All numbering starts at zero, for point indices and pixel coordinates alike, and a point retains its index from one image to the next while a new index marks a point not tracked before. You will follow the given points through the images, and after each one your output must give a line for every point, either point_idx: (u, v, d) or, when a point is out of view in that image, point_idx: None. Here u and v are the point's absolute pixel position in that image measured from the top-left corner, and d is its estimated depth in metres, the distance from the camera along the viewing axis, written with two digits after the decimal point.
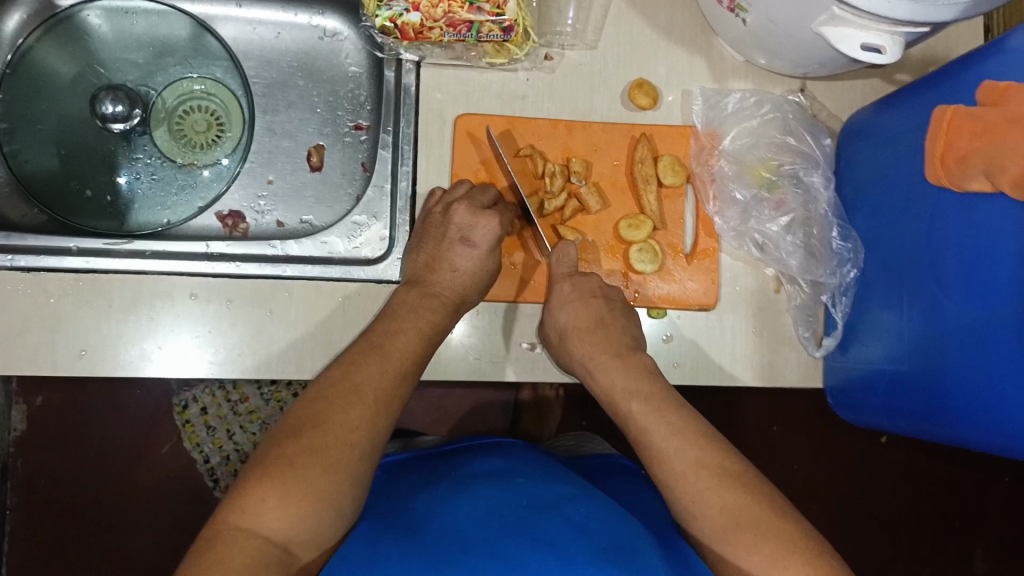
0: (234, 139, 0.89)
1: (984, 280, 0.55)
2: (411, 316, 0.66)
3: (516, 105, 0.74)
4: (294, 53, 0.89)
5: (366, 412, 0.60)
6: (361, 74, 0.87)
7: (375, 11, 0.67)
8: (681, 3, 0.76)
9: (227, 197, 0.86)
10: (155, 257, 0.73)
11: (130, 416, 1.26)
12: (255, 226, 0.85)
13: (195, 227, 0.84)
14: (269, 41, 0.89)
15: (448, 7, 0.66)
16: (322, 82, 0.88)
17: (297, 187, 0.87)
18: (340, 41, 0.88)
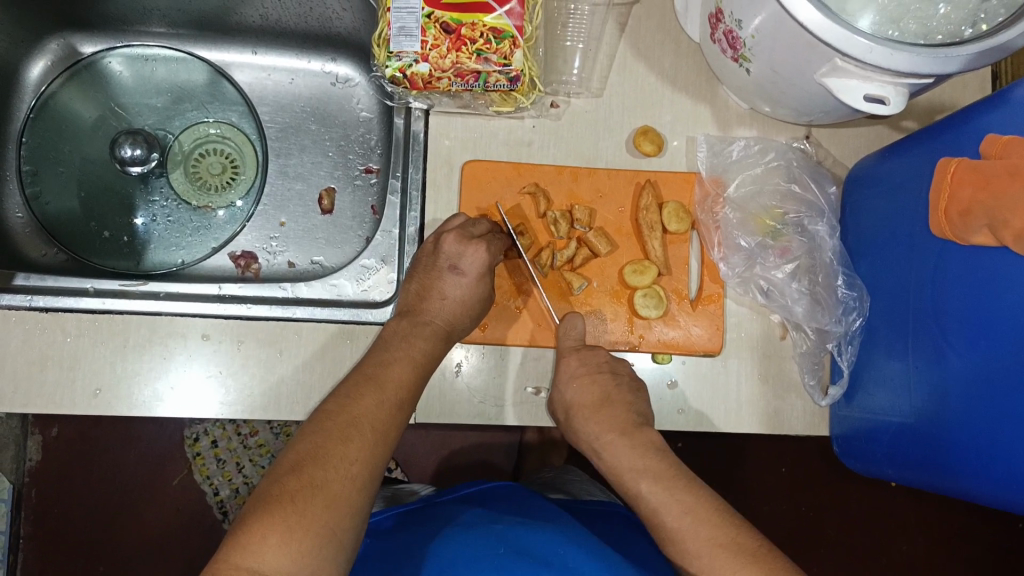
0: (249, 182, 0.91)
1: (990, 332, 0.55)
2: (410, 348, 0.66)
3: (523, 152, 0.75)
4: (307, 98, 0.91)
5: (365, 445, 0.60)
6: (372, 119, 0.89)
7: (386, 61, 0.69)
8: (685, 52, 0.77)
9: (240, 238, 0.88)
10: (168, 296, 0.75)
11: (142, 448, 1.27)
12: (267, 266, 0.86)
13: (210, 266, 0.86)
14: (284, 87, 0.91)
15: (456, 58, 0.68)
16: (334, 126, 0.90)
17: (308, 229, 0.88)
18: (352, 87, 0.90)
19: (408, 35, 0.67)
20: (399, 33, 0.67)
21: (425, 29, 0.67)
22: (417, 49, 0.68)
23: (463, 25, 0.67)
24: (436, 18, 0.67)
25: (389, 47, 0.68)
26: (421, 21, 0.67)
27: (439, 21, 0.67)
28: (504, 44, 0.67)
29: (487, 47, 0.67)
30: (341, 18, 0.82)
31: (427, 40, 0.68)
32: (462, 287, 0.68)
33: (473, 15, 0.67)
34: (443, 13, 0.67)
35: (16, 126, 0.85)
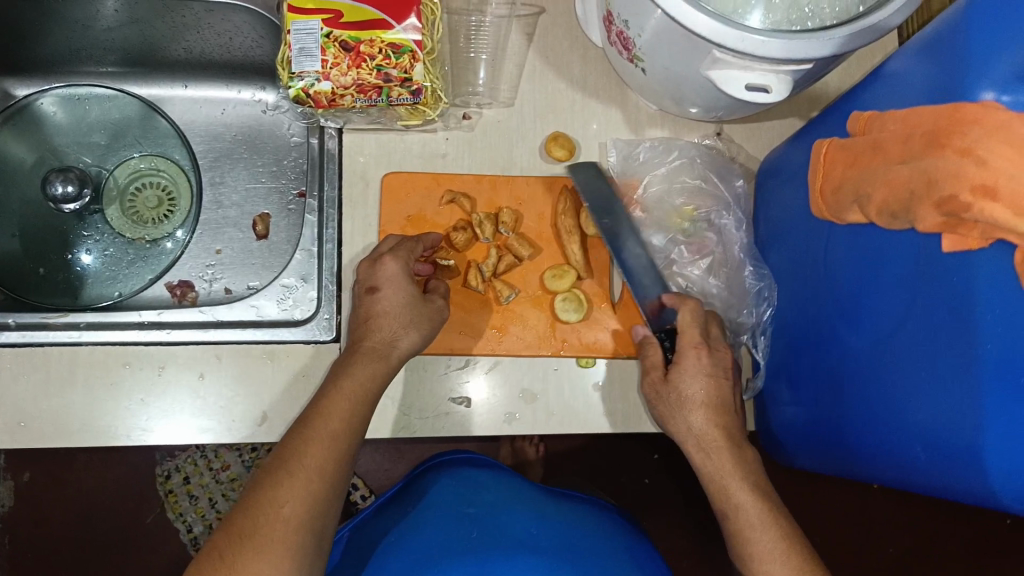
0: (183, 212, 0.93)
1: (870, 294, 0.53)
2: (355, 380, 0.63)
3: (436, 162, 0.76)
4: (239, 128, 0.93)
5: (298, 483, 0.57)
6: (303, 142, 0.91)
7: (288, 82, 0.70)
8: (593, 57, 0.78)
9: (178, 267, 0.89)
10: (92, 326, 0.76)
11: (114, 488, 1.27)
12: (204, 295, 0.88)
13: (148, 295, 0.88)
14: (216, 118, 0.93)
15: (357, 75, 0.69)
16: (266, 152, 0.92)
17: (244, 254, 0.89)
18: (281, 113, 0.92)
19: (309, 56, 0.69)
20: (299, 53, 0.69)
21: (325, 48, 0.69)
22: (317, 68, 0.69)
23: (360, 42, 0.69)
24: (335, 37, 0.69)
25: (290, 67, 0.69)
26: (320, 40, 0.69)
27: (338, 40, 0.69)
28: (404, 59, 0.69)
29: (387, 62, 0.69)
30: (260, 47, 0.85)
31: (328, 60, 0.69)
32: (391, 299, 0.66)
33: (370, 32, 0.69)
34: (341, 32, 0.69)
35: None
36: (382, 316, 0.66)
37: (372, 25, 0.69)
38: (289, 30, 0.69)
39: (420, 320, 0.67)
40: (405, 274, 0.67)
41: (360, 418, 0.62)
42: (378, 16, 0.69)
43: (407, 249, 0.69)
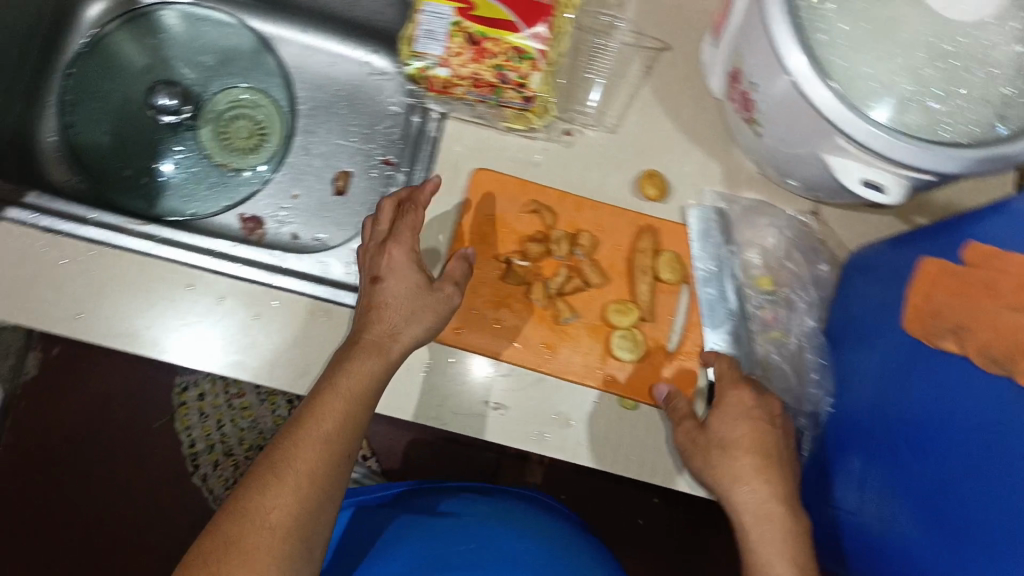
0: (272, 150, 0.94)
1: (931, 442, 0.53)
2: (351, 377, 0.60)
3: (527, 170, 0.76)
4: (343, 84, 0.94)
5: (285, 488, 0.54)
6: (400, 113, 0.92)
7: (407, 60, 0.71)
8: (707, 107, 0.77)
9: (254, 203, 0.92)
10: (164, 242, 0.78)
11: (133, 387, 1.31)
12: (271, 233, 0.90)
13: (219, 222, 0.90)
14: (324, 69, 0.95)
15: (475, 69, 0.70)
16: (362, 113, 0.93)
17: (319, 206, 0.92)
18: (385, 79, 0.93)
19: (434, 40, 0.69)
20: (425, 35, 0.70)
21: (450, 36, 0.69)
22: (439, 54, 0.70)
23: (485, 39, 0.69)
24: (462, 28, 0.69)
25: (413, 46, 0.70)
26: (447, 27, 0.69)
27: (465, 32, 0.69)
28: (524, 64, 0.70)
29: (507, 65, 0.70)
30: (385, 13, 0.86)
31: (451, 48, 0.70)
32: (394, 281, 0.64)
33: (497, 32, 0.69)
34: (469, 25, 0.69)
35: (64, 57, 0.90)
36: (389, 302, 0.64)
37: (501, 25, 0.69)
38: (421, 9, 0.70)
39: (434, 310, 0.65)
40: (409, 259, 0.66)
41: (359, 420, 0.59)
42: (507, 17, 0.69)
43: (409, 237, 0.67)
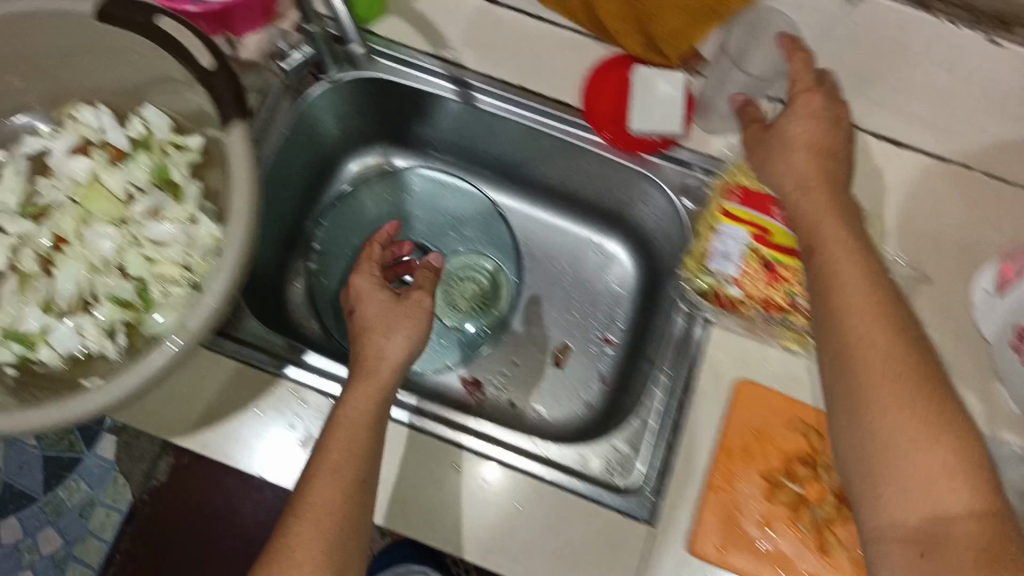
0: (495, 316, 0.96)
1: None
2: (350, 405, 0.64)
3: (790, 385, 0.77)
4: (569, 260, 0.98)
5: (308, 528, 0.59)
6: (623, 295, 0.95)
7: (698, 275, 0.73)
8: (968, 341, 0.77)
9: (476, 365, 0.95)
10: (431, 418, 0.76)
11: (255, 505, 1.28)
12: (490, 398, 0.93)
13: (444, 379, 0.93)
14: (552, 242, 0.98)
15: (768, 293, 0.71)
16: (585, 290, 0.96)
17: (537, 376, 0.94)
18: (612, 260, 0.96)
19: (728, 259, 0.72)
20: (721, 255, 0.72)
21: (746, 259, 0.72)
22: (733, 274, 0.72)
23: (782, 265, 0.71)
24: (759, 253, 0.72)
25: (707, 264, 0.73)
26: (744, 251, 0.72)
27: (761, 257, 0.72)
28: None
29: (800, 290, 0.70)
30: (635, 207, 0.90)
31: (746, 271, 0.72)
32: (408, 322, 0.69)
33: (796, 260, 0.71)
34: (767, 250, 0.71)
35: (321, 206, 0.95)
36: (399, 319, 0.69)
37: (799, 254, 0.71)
38: (717, 229, 0.73)
39: (407, 317, 0.70)
40: (377, 287, 0.73)
41: (372, 456, 0.64)
42: None
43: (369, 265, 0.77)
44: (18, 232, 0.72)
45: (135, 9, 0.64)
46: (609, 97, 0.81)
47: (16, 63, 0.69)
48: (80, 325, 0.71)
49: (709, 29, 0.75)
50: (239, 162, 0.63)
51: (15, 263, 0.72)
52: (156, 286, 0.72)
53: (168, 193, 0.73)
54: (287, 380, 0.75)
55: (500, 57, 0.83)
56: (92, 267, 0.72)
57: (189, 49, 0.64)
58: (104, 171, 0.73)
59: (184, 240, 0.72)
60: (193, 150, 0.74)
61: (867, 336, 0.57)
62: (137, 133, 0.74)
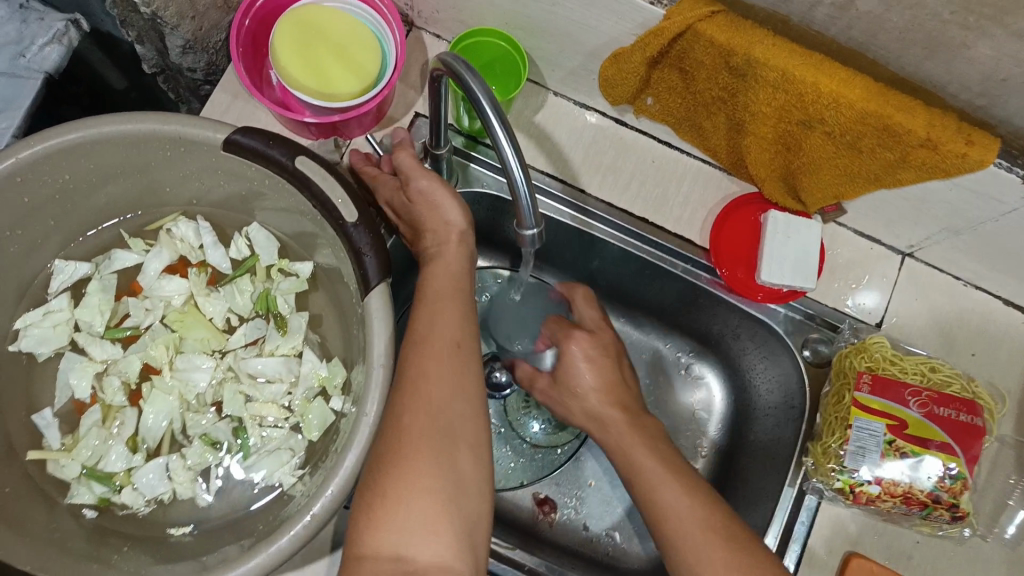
0: (575, 432, 0.87)
1: None
2: (436, 330, 0.58)
3: (899, 562, 0.72)
4: (653, 377, 0.90)
5: (422, 465, 0.52)
6: (710, 422, 0.88)
7: (833, 472, 0.68)
8: None
9: (549, 483, 0.85)
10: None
11: None
12: (565, 521, 0.83)
13: (514, 494, 0.84)
14: (637, 356, 0.90)
15: (910, 489, 0.66)
16: (669, 412, 0.89)
17: (615, 499, 0.84)
18: (699, 383, 0.89)
19: (867, 454, 0.67)
20: (856, 451, 0.67)
21: (885, 454, 0.67)
22: (874, 472, 0.67)
23: (924, 459, 0.66)
24: (897, 446, 0.67)
25: (841, 460, 0.68)
26: (881, 445, 0.67)
27: (900, 450, 0.67)
28: (956, 482, 0.66)
29: (941, 484, 0.66)
30: (737, 341, 0.83)
31: (885, 468, 0.67)
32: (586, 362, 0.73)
33: (938, 453, 0.66)
34: (904, 442, 0.67)
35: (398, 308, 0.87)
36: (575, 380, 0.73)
37: (938, 446, 0.67)
38: (850, 423, 0.68)
39: (433, 209, 0.65)
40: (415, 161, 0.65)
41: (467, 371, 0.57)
42: (943, 437, 0.67)
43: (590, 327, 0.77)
44: (105, 358, 0.67)
45: (273, 143, 0.58)
46: (736, 234, 0.75)
47: (118, 174, 0.63)
48: (169, 466, 0.65)
49: (868, 192, 0.69)
50: (379, 327, 0.57)
51: (99, 393, 0.66)
52: (253, 428, 0.67)
53: (272, 323, 0.68)
54: None
55: (623, 181, 0.78)
56: (184, 404, 0.67)
57: (332, 200, 0.58)
58: (202, 297, 0.68)
59: (287, 377, 0.67)
60: (300, 278, 0.68)
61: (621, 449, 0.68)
62: (240, 254, 0.69)
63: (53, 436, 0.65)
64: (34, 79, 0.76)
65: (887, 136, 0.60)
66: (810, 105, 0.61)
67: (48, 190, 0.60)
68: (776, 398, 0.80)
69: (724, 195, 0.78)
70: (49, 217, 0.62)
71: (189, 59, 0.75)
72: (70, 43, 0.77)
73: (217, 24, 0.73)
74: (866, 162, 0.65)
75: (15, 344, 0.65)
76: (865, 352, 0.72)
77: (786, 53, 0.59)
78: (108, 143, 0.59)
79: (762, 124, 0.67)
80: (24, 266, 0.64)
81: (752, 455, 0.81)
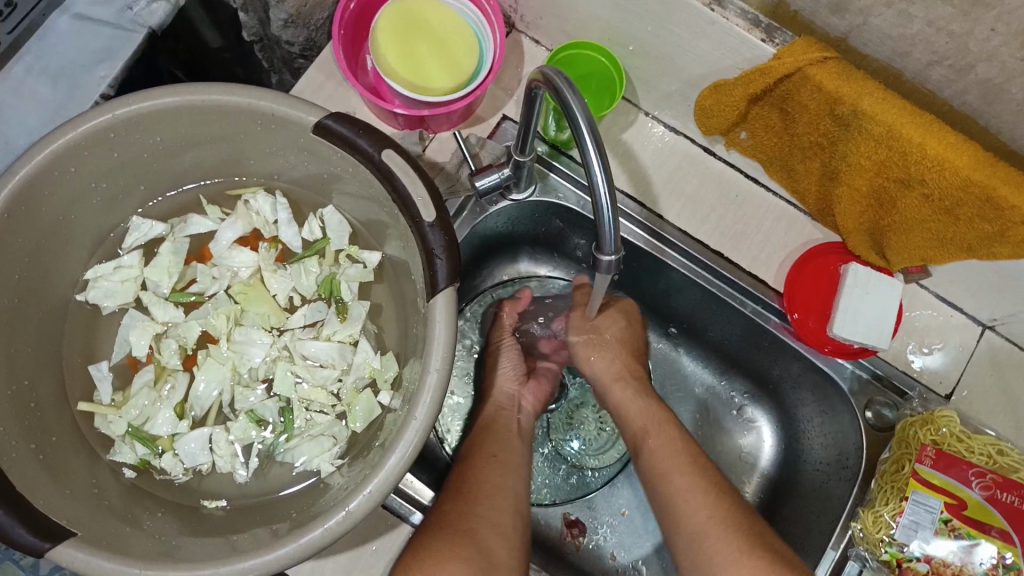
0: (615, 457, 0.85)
1: None
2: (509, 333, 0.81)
3: None
4: (700, 412, 0.88)
5: (503, 447, 0.70)
6: (754, 465, 0.86)
7: (882, 544, 0.67)
8: None
9: (581, 505, 0.83)
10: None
11: None
12: (591, 546, 0.82)
13: (542, 513, 0.82)
14: (687, 388, 0.89)
15: (960, 571, 0.64)
16: (713, 451, 0.87)
17: (643, 530, 0.83)
18: (749, 425, 0.87)
19: (916, 529, 0.65)
20: (908, 524, 0.66)
21: (938, 532, 0.65)
22: (925, 549, 0.65)
23: (979, 543, 0.64)
24: (952, 525, 0.65)
25: (892, 532, 0.66)
26: (935, 521, 0.65)
27: (955, 530, 0.65)
28: (1009, 573, 0.63)
29: (992, 572, 0.64)
30: (796, 390, 0.81)
31: (936, 545, 0.65)
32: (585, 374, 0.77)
33: (995, 539, 0.64)
34: (961, 523, 0.65)
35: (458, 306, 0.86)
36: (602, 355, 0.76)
37: (996, 532, 0.64)
38: (906, 495, 0.66)
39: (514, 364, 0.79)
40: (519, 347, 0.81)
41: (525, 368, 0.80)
42: (1001, 523, 0.64)
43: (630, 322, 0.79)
44: (166, 320, 0.67)
45: (364, 133, 0.58)
46: (811, 287, 0.73)
47: (207, 142, 0.63)
48: (213, 437, 0.65)
49: (957, 259, 0.68)
50: (440, 330, 0.57)
51: (156, 353, 0.67)
52: (300, 410, 0.67)
53: (333, 308, 0.68)
54: (396, 520, 0.69)
55: (702, 212, 0.76)
56: (236, 377, 0.67)
57: (414, 198, 0.57)
58: (269, 272, 0.68)
59: (340, 364, 0.67)
60: (367, 268, 0.68)
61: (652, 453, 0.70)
62: (312, 235, 0.69)
63: (105, 391, 0.65)
64: (136, 33, 0.76)
65: (989, 207, 0.58)
66: (913, 166, 0.60)
67: (139, 149, 0.60)
68: (830, 455, 0.78)
69: (805, 240, 0.76)
70: (135, 174, 0.63)
71: (288, 33, 0.75)
72: (176, 2, 0.77)
73: (321, 3, 0.74)
74: (960, 230, 0.63)
75: (82, 294, 0.65)
76: (931, 424, 0.69)
77: (897, 110, 0.57)
78: (199, 110, 0.59)
79: (856, 176, 0.65)
80: (102, 220, 0.64)
81: (794, 508, 0.79)
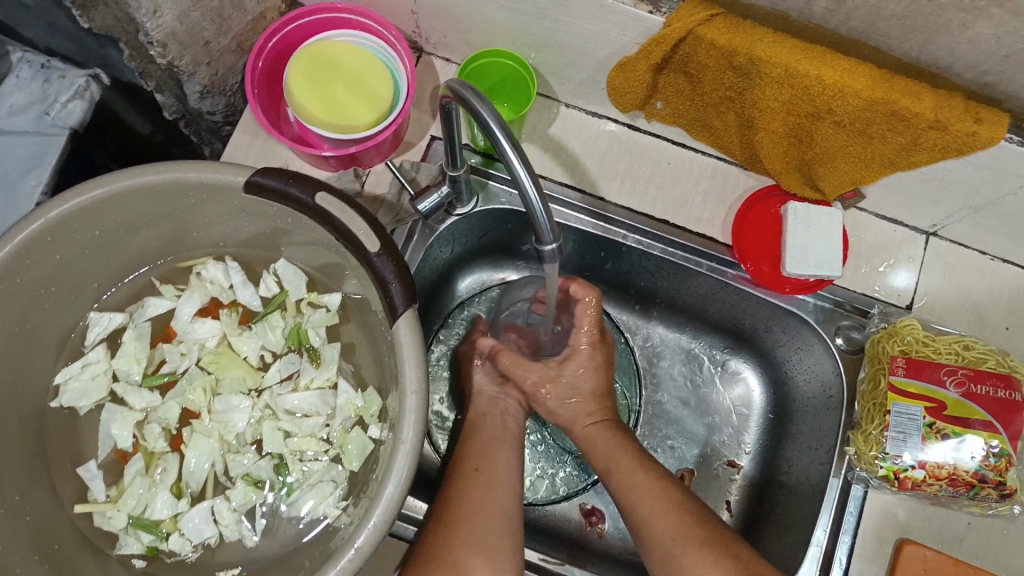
0: None
1: None
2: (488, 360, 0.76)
3: (951, 546, 0.72)
4: (687, 378, 0.90)
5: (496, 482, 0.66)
6: (749, 416, 0.88)
7: (876, 460, 0.68)
8: None
9: (594, 492, 0.84)
10: None
11: None
12: (613, 530, 0.82)
13: (557, 510, 0.83)
14: (669, 357, 0.90)
15: (954, 470, 0.66)
16: (706, 411, 0.88)
17: None
18: (736, 378, 0.89)
19: (904, 439, 0.67)
20: (896, 436, 0.67)
21: (926, 437, 0.67)
22: (917, 456, 0.66)
23: (965, 439, 0.66)
24: (937, 428, 0.66)
25: (883, 447, 0.68)
26: (920, 428, 0.67)
27: (940, 432, 0.66)
28: (1001, 460, 0.66)
29: (985, 463, 0.66)
30: (770, 335, 0.83)
31: (928, 451, 0.66)
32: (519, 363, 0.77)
33: (980, 431, 0.66)
34: (944, 424, 0.66)
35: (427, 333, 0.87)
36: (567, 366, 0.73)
37: (979, 425, 0.66)
38: (888, 409, 0.68)
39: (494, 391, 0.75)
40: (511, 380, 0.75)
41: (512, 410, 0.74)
42: (983, 416, 0.66)
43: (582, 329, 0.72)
44: (144, 406, 0.67)
45: (293, 181, 0.59)
46: (756, 233, 0.76)
47: (147, 224, 0.64)
48: (215, 509, 0.66)
49: (884, 175, 0.70)
50: (409, 354, 0.58)
51: (141, 441, 0.67)
52: (295, 463, 0.67)
53: (306, 356, 0.69)
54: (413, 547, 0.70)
55: (640, 187, 0.79)
56: (225, 446, 0.68)
57: (355, 232, 0.59)
58: (236, 336, 0.69)
59: (324, 409, 0.68)
60: (330, 311, 0.69)
61: (586, 440, 0.72)
62: (269, 291, 0.70)
63: (98, 488, 0.65)
64: (60, 135, 0.77)
65: (897, 120, 0.61)
66: (817, 98, 0.62)
67: (80, 246, 0.61)
68: (815, 389, 0.80)
69: (742, 191, 0.79)
70: (83, 272, 0.64)
71: (207, 103, 0.77)
72: (92, 97, 0.77)
73: (232, 68, 0.75)
74: (878, 147, 0.66)
75: (55, 400, 0.66)
76: (896, 336, 0.72)
77: (790, 49, 0.60)
78: (131, 194, 0.60)
79: (771, 118, 0.68)
80: (60, 321, 0.64)
81: (794, 447, 0.81)
